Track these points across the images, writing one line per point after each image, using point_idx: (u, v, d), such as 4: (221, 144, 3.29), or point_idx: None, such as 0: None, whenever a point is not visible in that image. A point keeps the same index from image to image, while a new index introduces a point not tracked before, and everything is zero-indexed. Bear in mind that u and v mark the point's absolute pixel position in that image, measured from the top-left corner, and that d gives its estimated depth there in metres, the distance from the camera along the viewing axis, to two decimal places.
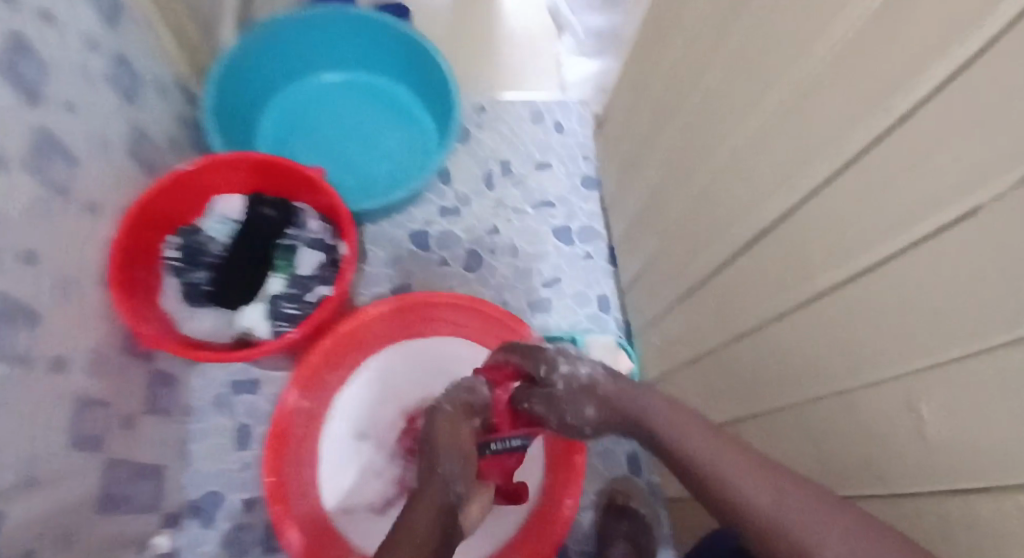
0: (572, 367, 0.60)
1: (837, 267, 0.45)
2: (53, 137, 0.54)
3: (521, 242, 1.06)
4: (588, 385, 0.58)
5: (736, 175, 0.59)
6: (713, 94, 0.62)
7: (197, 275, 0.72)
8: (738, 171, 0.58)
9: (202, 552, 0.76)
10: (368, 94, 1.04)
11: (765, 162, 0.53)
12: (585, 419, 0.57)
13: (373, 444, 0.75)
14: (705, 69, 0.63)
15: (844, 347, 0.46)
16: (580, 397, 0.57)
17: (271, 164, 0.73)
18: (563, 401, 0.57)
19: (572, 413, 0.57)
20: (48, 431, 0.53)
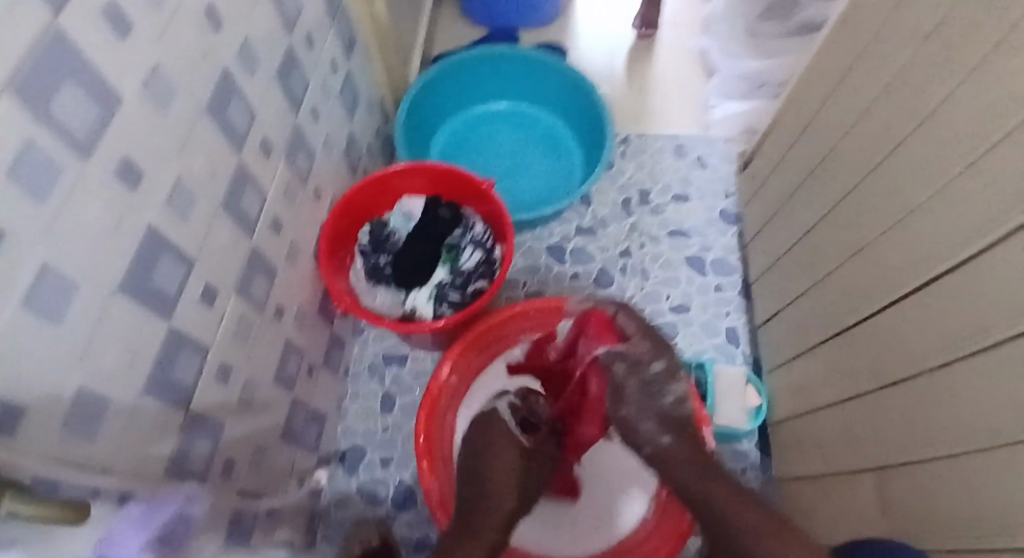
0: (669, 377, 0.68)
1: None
2: (302, 136, 0.69)
3: (654, 266, 1.09)
4: (682, 417, 0.67)
5: (943, 190, 0.59)
6: (926, 115, 0.62)
7: (381, 260, 0.87)
8: (951, 184, 0.58)
9: (343, 495, 0.90)
10: (529, 122, 1.15)
11: (984, 180, 0.53)
12: (657, 442, 0.65)
13: None
14: (918, 92, 0.64)
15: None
16: (665, 423, 0.66)
17: (451, 173, 0.87)
18: (649, 411, 0.66)
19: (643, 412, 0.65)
20: (267, 365, 0.67)
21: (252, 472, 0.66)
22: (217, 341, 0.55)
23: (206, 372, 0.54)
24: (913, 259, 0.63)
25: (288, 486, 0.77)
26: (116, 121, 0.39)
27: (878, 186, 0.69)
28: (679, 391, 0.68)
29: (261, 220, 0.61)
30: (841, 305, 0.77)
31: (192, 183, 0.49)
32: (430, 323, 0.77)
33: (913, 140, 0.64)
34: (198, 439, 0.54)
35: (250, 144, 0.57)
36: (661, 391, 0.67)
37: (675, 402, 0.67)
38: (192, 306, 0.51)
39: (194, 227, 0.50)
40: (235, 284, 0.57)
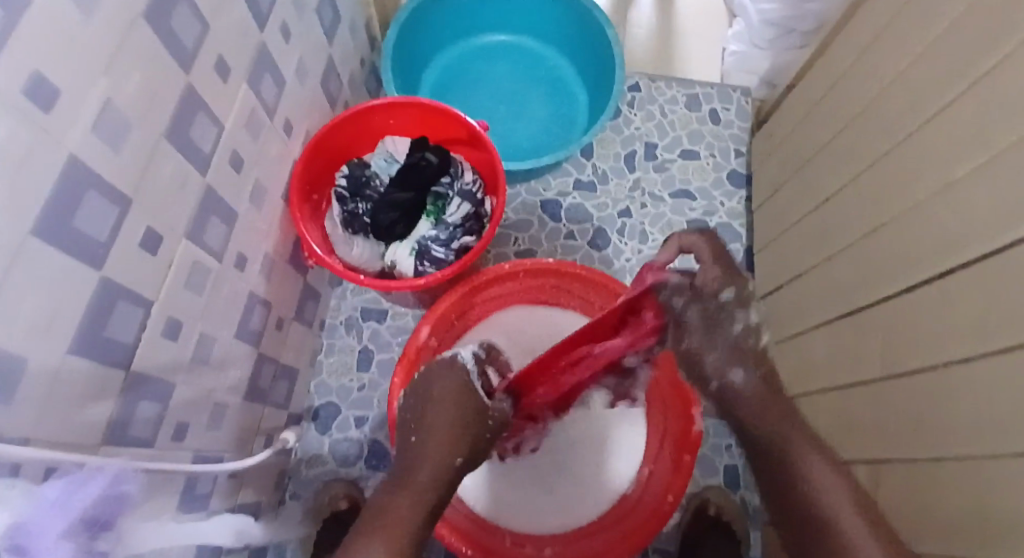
0: (752, 327, 0.49)
1: None
2: (268, 59, 0.59)
3: (654, 227, 1.03)
4: (758, 353, 0.48)
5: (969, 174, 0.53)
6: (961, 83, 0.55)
7: (359, 206, 0.79)
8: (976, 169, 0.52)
9: (315, 453, 0.87)
10: (530, 61, 1.05)
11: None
12: (722, 378, 0.48)
13: None
14: (959, 53, 0.56)
15: None
16: (731, 355, 0.48)
17: (440, 113, 0.78)
18: (720, 341, 0.48)
19: (710, 366, 0.48)
20: (226, 319, 0.60)
21: (211, 433, 0.61)
22: (162, 293, 0.49)
23: (149, 328, 0.48)
24: (939, 238, 0.57)
25: (253, 445, 0.72)
26: (30, 27, 0.30)
27: (911, 153, 0.63)
28: (754, 320, 0.49)
29: (218, 156, 0.53)
30: (853, 283, 0.71)
31: (128, 107, 0.40)
32: (412, 281, 0.70)
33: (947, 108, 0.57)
34: (143, 402, 0.48)
35: (202, 63, 0.48)
36: (729, 317, 0.49)
37: (751, 336, 0.49)
38: (128, 254, 0.43)
39: (131, 160, 0.42)
40: (185, 229, 0.50)
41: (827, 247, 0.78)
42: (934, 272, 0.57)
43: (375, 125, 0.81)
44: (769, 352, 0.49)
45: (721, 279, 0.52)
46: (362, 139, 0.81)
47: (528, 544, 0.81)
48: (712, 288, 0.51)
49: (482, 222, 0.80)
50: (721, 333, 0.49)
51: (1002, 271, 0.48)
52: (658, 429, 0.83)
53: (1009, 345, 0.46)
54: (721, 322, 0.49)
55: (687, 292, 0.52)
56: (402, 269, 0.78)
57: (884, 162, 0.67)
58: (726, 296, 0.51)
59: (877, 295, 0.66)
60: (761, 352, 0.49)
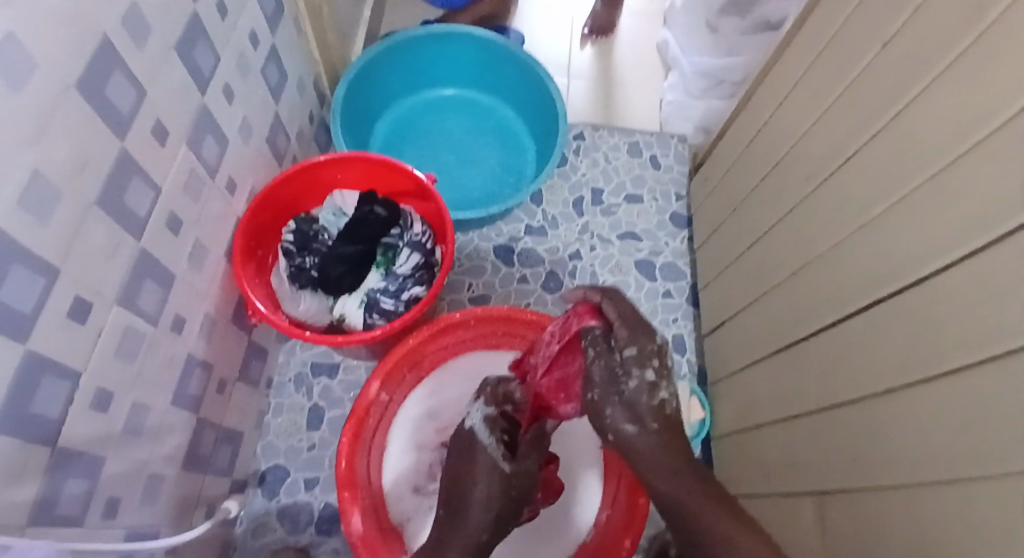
0: (656, 381, 0.50)
1: (982, 329, 0.44)
2: (210, 119, 0.59)
3: (603, 269, 1.05)
4: (656, 411, 0.49)
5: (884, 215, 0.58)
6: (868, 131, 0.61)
7: (307, 260, 0.78)
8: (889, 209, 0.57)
9: (262, 520, 0.82)
10: (477, 113, 1.09)
11: (930, 205, 0.51)
12: (618, 429, 0.49)
13: (427, 452, 0.80)
14: (865, 106, 0.62)
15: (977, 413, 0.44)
16: (625, 407, 0.49)
17: (387, 166, 0.79)
18: (621, 397, 0.49)
19: (612, 416, 0.49)
20: (162, 384, 0.57)
21: (145, 508, 0.57)
22: (93, 362, 0.46)
23: (77, 401, 0.45)
24: (863, 276, 0.61)
25: (193, 516, 0.68)
26: None
27: (830, 196, 0.68)
28: (652, 378, 0.49)
29: (155, 218, 0.52)
30: (789, 319, 0.75)
31: (57, 175, 0.39)
32: (361, 335, 0.69)
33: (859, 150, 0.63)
34: (72, 480, 0.45)
35: (139, 125, 0.48)
36: (626, 373, 0.50)
37: (648, 393, 0.49)
38: (56, 325, 0.41)
39: (59, 229, 0.40)
40: (117, 294, 0.48)
41: (765, 284, 0.82)
42: (860, 308, 0.61)
43: (324, 179, 0.81)
44: (667, 408, 0.49)
45: (626, 334, 0.52)
46: (309, 192, 0.81)
47: None
48: (619, 341, 0.52)
49: (432, 270, 0.79)
50: (625, 388, 0.49)
51: (919, 307, 0.52)
52: (616, 470, 0.83)
53: (935, 374, 0.49)
54: (623, 375, 0.50)
55: (603, 344, 0.52)
56: (351, 322, 0.77)
57: (808, 204, 0.72)
58: (629, 349, 0.51)
59: (812, 329, 0.70)
60: (661, 407, 0.49)
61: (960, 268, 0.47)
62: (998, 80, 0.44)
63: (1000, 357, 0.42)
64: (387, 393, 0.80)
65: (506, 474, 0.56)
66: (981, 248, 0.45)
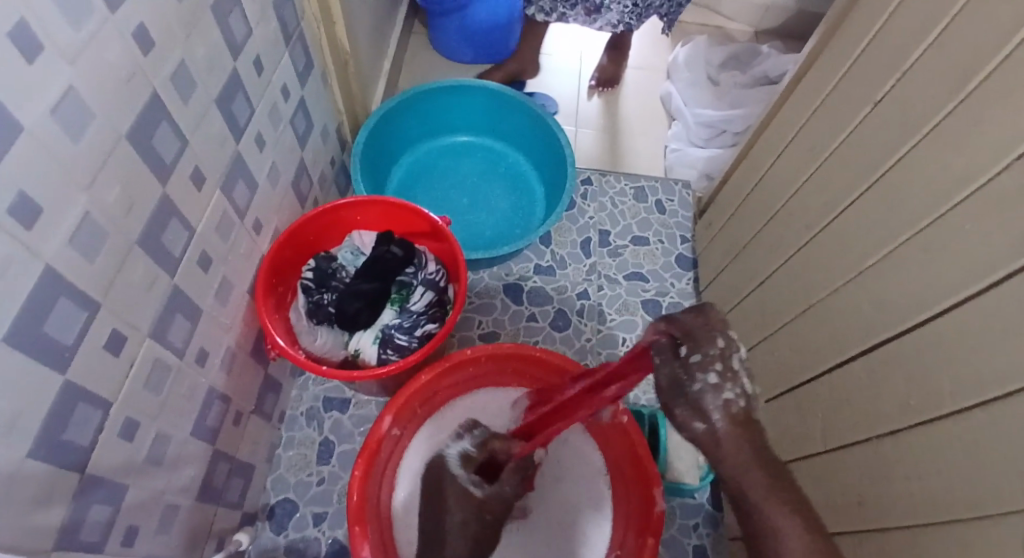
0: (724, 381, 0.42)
1: (980, 374, 0.46)
2: (242, 165, 0.63)
3: (611, 309, 1.07)
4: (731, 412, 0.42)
5: (882, 259, 0.60)
6: (862, 180, 0.64)
7: (325, 297, 0.81)
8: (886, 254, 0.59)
9: (268, 555, 0.82)
10: (490, 158, 1.13)
11: (925, 253, 0.54)
12: (690, 427, 0.43)
13: None
14: (861, 156, 0.65)
15: (978, 456, 0.45)
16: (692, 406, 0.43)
17: (404, 208, 0.83)
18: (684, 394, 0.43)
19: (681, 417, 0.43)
20: (184, 415, 0.60)
21: (160, 538, 0.58)
22: (121, 393, 0.48)
23: (106, 429, 0.47)
24: (862, 320, 0.62)
25: (203, 548, 0.69)
26: (15, 151, 0.33)
27: (829, 241, 0.70)
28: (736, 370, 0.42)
29: (188, 255, 0.55)
30: (793, 362, 0.76)
31: (105, 217, 0.43)
32: (375, 369, 0.71)
33: (856, 196, 0.65)
34: (95, 506, 0.47)
35: (179, 171, 0.52)
36: (688, 378, 0.43)
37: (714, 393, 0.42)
38: (92, 355, 0.44)
39: (102, 267, 0.43)
40: (150, 328, 0.51)
41: (768, 325, 0.84)
42: (861, 350, 0.62)
43: (344, 220, 0.85)
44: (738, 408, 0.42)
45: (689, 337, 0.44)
46: (330, 233, 0.85)
47: None
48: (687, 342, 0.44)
49: (444, 308, 0.83)
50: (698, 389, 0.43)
51: (916, 352, 0.53)
52: (625, 510, 0.82)
53: (936, 417, 0.50)
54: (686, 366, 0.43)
55: (670, 349, 0.45)
56: (365, 357, 0.79)
57: (808, 250, 0.74)
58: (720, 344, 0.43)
59: (815, 370, 0.71)
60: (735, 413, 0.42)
61: (956, 312, 0.49)
62: (984, 139, 0.47)
63: (999, 400, 0.43)
64: (398, 429, 0.81)
65: (478, 495, 0.73)
66: (977, 296, 0.47)
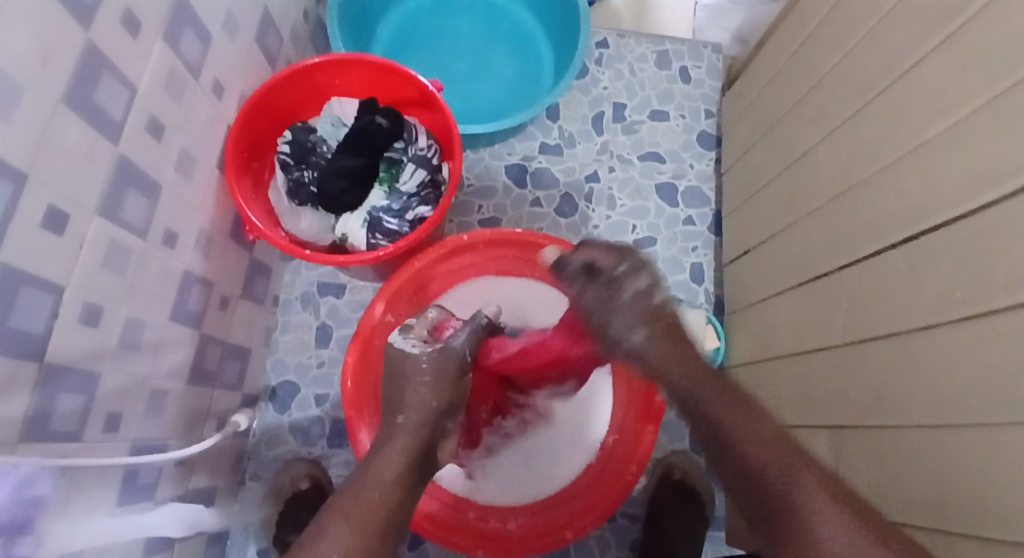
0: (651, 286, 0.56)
1: None
2: (189, 11, 0.53)
3: (622, 192, 1.00)
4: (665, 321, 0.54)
5: (942, 131, 0.51)
6: (930, 34, 0.53)
7: (306, 174, 0.74)
8: (947, 126, 0.50)
9: (273, 433, 0.84)
10: (490, 15, 0.99)
11: (991, 121, 0.45)
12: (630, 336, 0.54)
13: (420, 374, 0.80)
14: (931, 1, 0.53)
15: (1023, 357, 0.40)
16: (634, 318, 0.54)
17: (388, 70, 0.72)
18: (624, 307, 0.55)
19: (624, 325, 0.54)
20: (158, 299, 0.56)
21: (151, 420, 0.58)
22: (76, 276, 0.44)
23: (63, 314, 0.43)
24: (906, 203, 0.55)
25: (203, 429, 0.69)
26: None
27: (881, 114, 0.60)
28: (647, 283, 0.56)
29: (132, 121, 0.48)
30: (820, 250, 0.70)
31: (14, 68, 0.34)
32: (363, 254, 0.66)
33: (921, 55, 0.55)
34: (63, 395, 0.44)
35: (106, 14, 0.42)
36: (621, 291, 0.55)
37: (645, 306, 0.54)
38: (31, 235, 0.38)
39: (26, 130, 0.36)
40: (98, 205, 0.45)
41: (797, 209, 0.76)
42: (901, 238, 0.56)
43: (322, 87, 0.75)
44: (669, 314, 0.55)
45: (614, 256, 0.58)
46: (307, 101, 0.76)
47: (492, 518, 0.78)
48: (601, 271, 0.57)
49: (438, 189, 0.76)
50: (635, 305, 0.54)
51: (968, 241, 0.47)
52: (625, 394, 0.81)
53: (980, 312, 0.45)
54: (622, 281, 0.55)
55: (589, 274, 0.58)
56: (354, 242, 0.73)
57: (854, 122, 0.65)
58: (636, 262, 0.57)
59: (845, 260, 0.65)
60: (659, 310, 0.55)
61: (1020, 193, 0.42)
62: None
63: None
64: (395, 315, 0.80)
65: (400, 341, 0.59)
66: None
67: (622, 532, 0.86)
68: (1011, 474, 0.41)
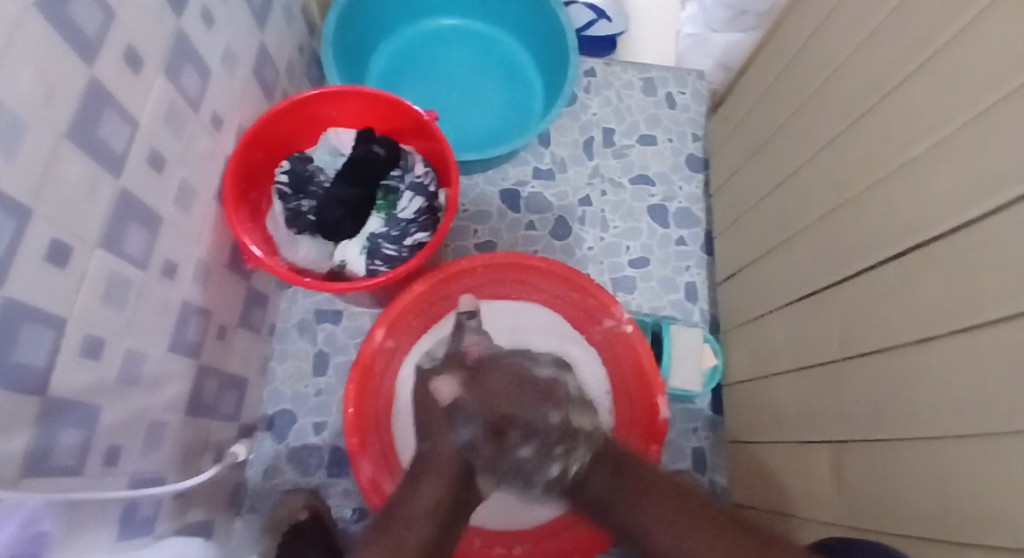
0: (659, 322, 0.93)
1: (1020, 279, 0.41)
2: (189, 47, 0.54)
3: (614, 214, 1.01)
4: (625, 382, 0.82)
5: (925, 149, 0.53)
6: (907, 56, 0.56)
7: (304, 203, 0.76)
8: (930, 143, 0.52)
9: (271, 462, 0.83)
10: (480, 45, 1.02)
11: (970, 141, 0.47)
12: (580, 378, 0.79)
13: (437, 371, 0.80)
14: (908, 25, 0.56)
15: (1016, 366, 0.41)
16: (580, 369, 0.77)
17: (385, 101, 0.74)
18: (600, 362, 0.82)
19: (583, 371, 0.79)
20: (158, 330, 0.56)
21: (149, 452, 0.57)
22: (77, 309, 0.44)
23: (64, 347, 0.43)
24: (893, 218, 0.57)
25: (200, 461, 0.68)
26: None
27: (865, 135, 0.62)
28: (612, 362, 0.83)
29: (132, 156, 0.48)
30: (813, 266, 0.71)
31: (18, 103, 0.35)
32: (362, 282, 0.67)
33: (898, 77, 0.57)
34: (65, 429, 0.44)
35: (108, 50, 0.43)
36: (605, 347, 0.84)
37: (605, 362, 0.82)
38: (34, 270, 0.38)
39: (32, 164, 0.37)
40: (99, 237, 0.45)
41: (787, 228, 0.78)
42: (890, 253, 0.57)
43: (319, 117, 0.77)
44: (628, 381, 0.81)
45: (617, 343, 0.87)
46: (304, 131, 0.77)
47: (497, 544, 0.78)
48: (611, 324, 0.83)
49: (435, 216, 0.77)
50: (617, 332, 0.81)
51: (956, 254, 0.48)
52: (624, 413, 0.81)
53: (977, 323, 0.45)
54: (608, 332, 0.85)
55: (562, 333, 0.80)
56: (353, 269, 0.74)
57: (837, 144, 0.67)
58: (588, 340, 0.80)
59: (837, 274, 0.66)
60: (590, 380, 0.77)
61: (1004, 211, 0.43)
62: None
63: None
64: (393, 341, 0.80)
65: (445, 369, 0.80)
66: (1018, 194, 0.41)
67: (628, 554, 0.85)
68: (1011, 489, 0.41)
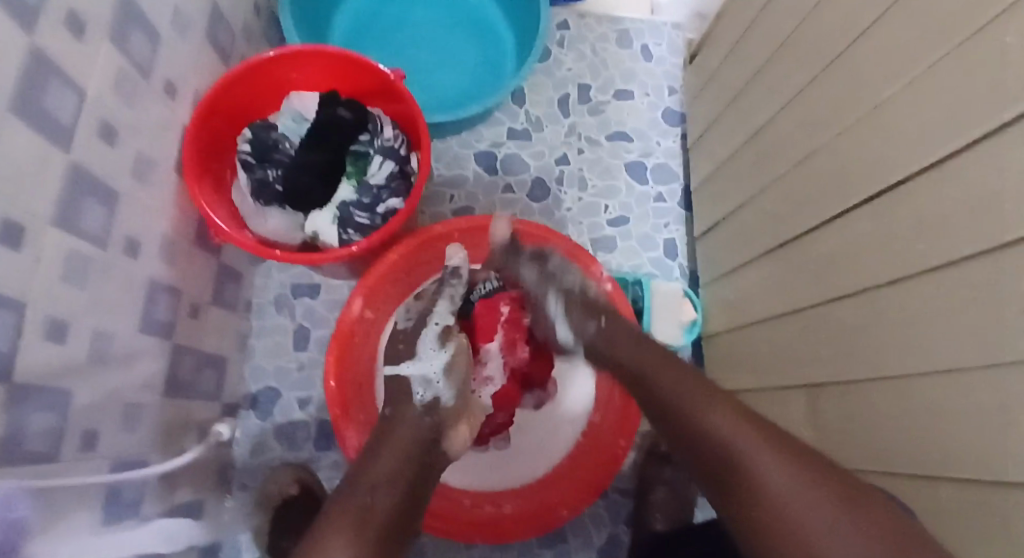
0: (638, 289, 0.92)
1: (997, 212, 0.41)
2: (134, 9, 0.51)
3: (591, 173, 1.00)
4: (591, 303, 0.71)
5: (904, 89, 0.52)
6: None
7: (269, 173, 0.72)
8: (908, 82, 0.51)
9: (257, 438, 0.82)
10: (446, 1, 0.97)
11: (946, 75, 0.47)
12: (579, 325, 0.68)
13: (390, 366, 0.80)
14: None
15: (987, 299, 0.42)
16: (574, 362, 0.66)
17: (348, 61, 0.71)
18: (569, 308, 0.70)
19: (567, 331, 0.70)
20: (125, 313, 0.54)
21: (127, 437, 0.56)
22: (36, 294, 0.42)
23: (26, 333, 0.41)
24: (869, 160, 0.56)
25: (184, 441, 0.67)
26: None
27: (842, 77, 0.61)
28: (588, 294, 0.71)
29: (81, 127, 0.45)
30: (790, 215, 0.71)
31: None
32: (336, 252, 0.65)
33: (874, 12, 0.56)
34: (35, 417, 0.42)
35: (45, 12, 0.40)
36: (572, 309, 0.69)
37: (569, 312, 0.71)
38: None
39: None
40: (54, 215, 0.43)
41: (765, 177, 0.77)
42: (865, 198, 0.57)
43: (279, 80, 0.73)
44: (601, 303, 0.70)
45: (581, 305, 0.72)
46: (264, 95, 0.74)
47: (487, 504, 0.78)
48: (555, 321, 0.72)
49: (408, 181, 0.75)
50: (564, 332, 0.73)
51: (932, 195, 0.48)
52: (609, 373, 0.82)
53: (948, 263, 0.46)
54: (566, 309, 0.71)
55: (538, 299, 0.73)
56: (325, 239, 0.72)
57: (815, 90, 0.66)
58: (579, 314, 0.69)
59: (813, 222, 0.66)
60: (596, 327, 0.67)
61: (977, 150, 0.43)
62: None
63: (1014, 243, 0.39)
64: (373, 311, 0.79)
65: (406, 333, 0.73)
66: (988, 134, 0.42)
67: (617, 507, 0.87)
68: (984, 420, 0.42)
